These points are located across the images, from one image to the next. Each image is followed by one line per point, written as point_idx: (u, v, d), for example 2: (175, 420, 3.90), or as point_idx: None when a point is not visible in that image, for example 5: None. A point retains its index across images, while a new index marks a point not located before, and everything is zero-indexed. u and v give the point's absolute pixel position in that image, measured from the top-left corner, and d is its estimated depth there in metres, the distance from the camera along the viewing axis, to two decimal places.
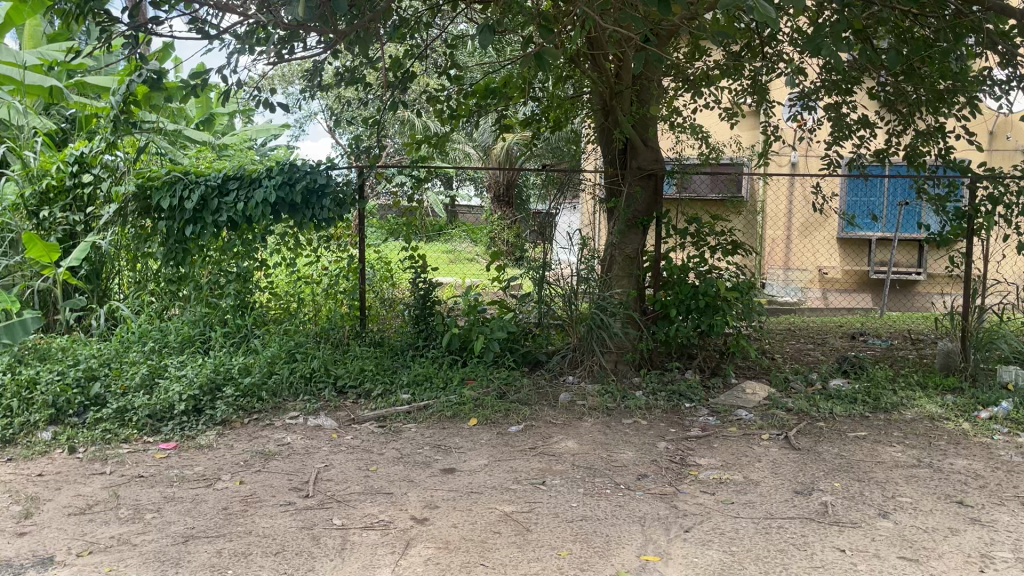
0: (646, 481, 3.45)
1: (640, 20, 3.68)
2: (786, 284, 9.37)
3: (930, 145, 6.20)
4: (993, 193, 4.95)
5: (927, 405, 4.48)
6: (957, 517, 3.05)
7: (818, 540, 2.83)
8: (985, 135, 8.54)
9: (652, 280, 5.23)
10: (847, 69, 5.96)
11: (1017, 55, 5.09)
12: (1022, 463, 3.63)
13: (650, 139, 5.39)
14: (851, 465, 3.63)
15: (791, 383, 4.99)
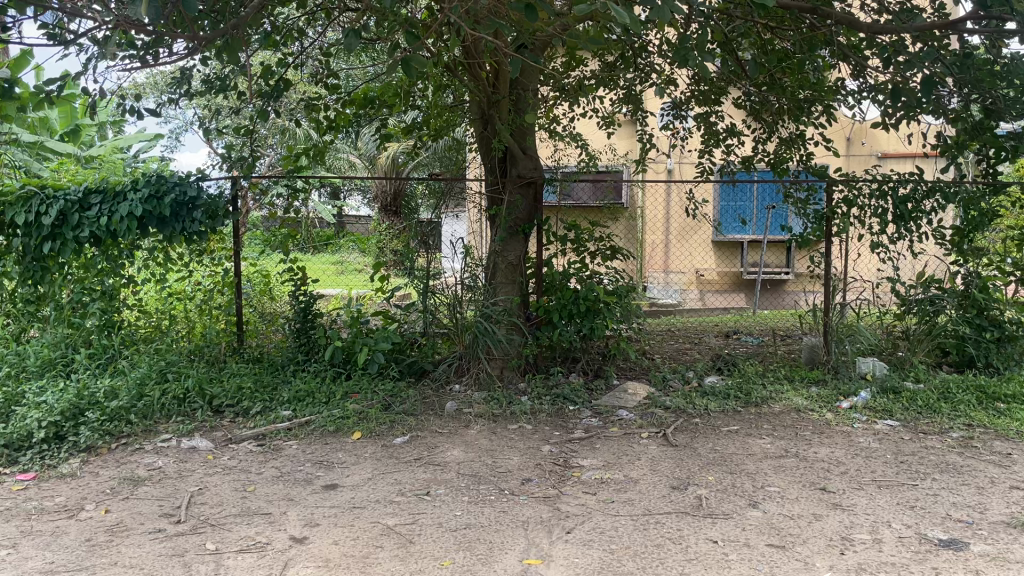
0: (529, 484, 3.49)
1: (509, 28, 3.72)
2: (667, 287, 9.72)
3: (792, 152, 6.55)
4: (848, 196, 5.28)
5: (794, 398, 4.72)
6: (821, 503, 3.23)
7: (692, 533, 2.93)
8: (842, 141, 9.10)
9: (536, 286, 5.31)
10: (714, 80, 6.24)
11: (866, 66, 5.46)
12: (879, 449, 3.88)
13: (528, 147, 5.45)
14: (725, 458, 3.79)
15: (669, 382, 5.16)
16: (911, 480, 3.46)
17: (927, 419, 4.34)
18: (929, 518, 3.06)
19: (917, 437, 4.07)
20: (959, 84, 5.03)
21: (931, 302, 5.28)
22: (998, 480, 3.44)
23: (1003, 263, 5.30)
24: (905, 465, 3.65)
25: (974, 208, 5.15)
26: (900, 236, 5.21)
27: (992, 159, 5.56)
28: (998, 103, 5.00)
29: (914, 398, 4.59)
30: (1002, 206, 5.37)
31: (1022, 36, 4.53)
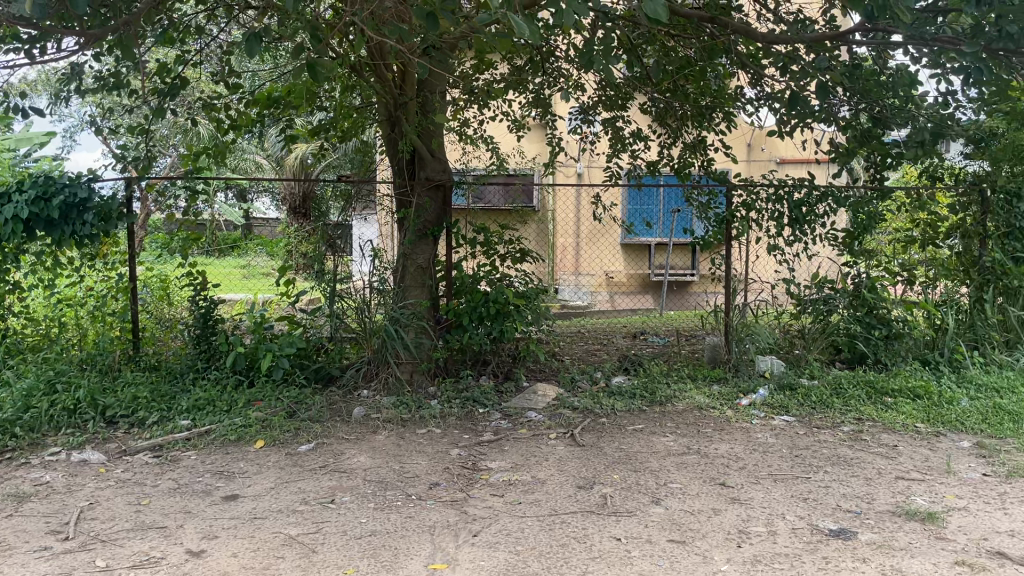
0: (437, 489, 3.48)
1: (410, 32, 3.70)
2: (578, 288, 9.97)
3: (695, 157, 6.75)
4: (747, 201, 5.49)
5: (696, 396, 4.85)
6: (720, 498, 3.33)
7: (596, 532, 2.97)
8: (743, 147, 9.45)
9: (446, 289, 5.30)
10: (619, 86, 6.37)
11: (762, 74, 5.67)
12: (775, 444, 4.03)
13: (436, 149, 5.45)
14: (630, 457, 3.86)
15: (577, 383, 5.23)
16: (805, 473, 3.61)
17: (820, 413, 4.53)
18: (821, 509, 3.19)
19: (811, 431, 4.24)
20: (848, 93, 5.27)
21: (825, 301, 5.53)
22: (884, 471, 3.61)
23: (891, 264, 5.60)
24: (800, 459, 3.80)
25: (863, 210, 5.36)
26: (795, 239, 5.44)
27: (879, 165, 5.84)
28: (884, 111, 5.27)
29: (808, 394, 4.79)
30: (889, 209, 5.65)
31: (904, 48, 4.78)
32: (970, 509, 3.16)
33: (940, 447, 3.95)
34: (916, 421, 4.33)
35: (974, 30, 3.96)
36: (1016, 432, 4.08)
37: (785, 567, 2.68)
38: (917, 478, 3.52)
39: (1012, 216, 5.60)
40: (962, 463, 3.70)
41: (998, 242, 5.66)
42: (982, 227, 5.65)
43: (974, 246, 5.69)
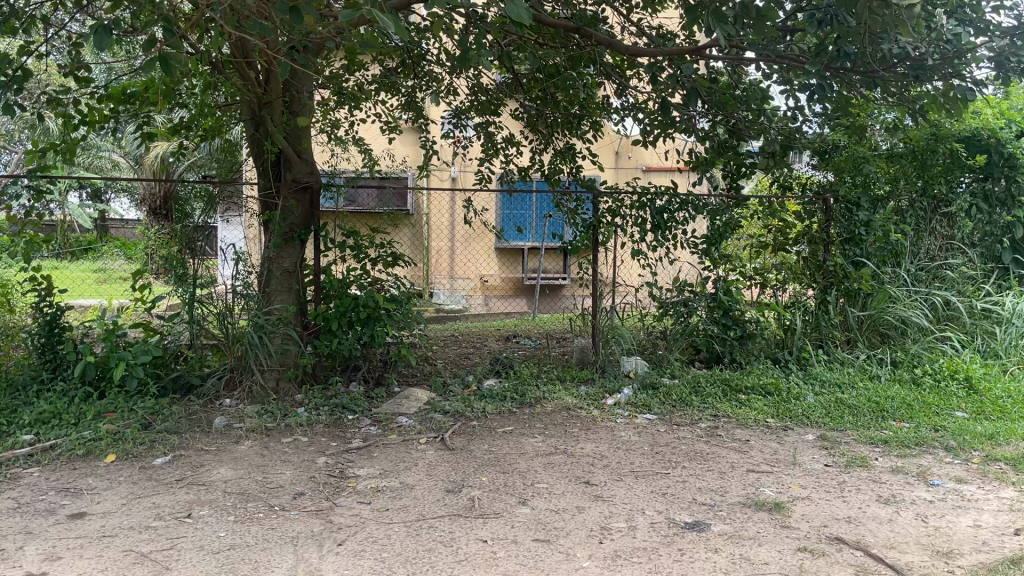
0: (300, 499, 3.40)
1: (271, 30, 3.60)
2: (453, 292, 9.95)
3: (565, 163, 6.91)
4: (613, 207, 5.66)
5: (564, 397, 4.96)
6: (584, 495, 3.42)
7: (462, 535, 2.99)
8: (611, 155, 9.75)
9: (314, 294, 5.18)
10: (490, 91, 6.44)
11: (627, 86, 5.87)
12: (637, 442, 4.18)
13: (304, 151, 5.32)
14: (498, 459, 3.90)
15: (448, 387, 5.24)
16: (665, 469, 3.76)
17: (680, 411, 4.73)
18: (678, 503, 3.33)
19: (671, 428, 4.42)
20: (707, 106, 5.55)
21: (685, 305, 5.81)
22: (737, 464, 3.82)
23: (745, 268, 5.90)
24: (660, 455, 3.95)
25: (719, 218, 5.70)
26: (658, 244, 5.67)
27: (735, 175, 6.15)
28: (738, 124, 5.56)
29: (669, 393, 4.99)
30: (743, 216, 5.88)
31: (757, 64, 5.06)
32: (813, 498, 3.38)
33: (787, 440, 4.20)
34: (766, 417, 4.59)
35: (817, 50, 4.24)
36: (854, 425, 4.40)
37: (643, 560, 2.78)
38: (766, 470, 3.73)
39: (851, 223, 6.02)
40: (807, 455, 3.95)
41: (841, 247, 6.07)
42: (826, 234, 6.02)
43: (819, 252, 6.03)
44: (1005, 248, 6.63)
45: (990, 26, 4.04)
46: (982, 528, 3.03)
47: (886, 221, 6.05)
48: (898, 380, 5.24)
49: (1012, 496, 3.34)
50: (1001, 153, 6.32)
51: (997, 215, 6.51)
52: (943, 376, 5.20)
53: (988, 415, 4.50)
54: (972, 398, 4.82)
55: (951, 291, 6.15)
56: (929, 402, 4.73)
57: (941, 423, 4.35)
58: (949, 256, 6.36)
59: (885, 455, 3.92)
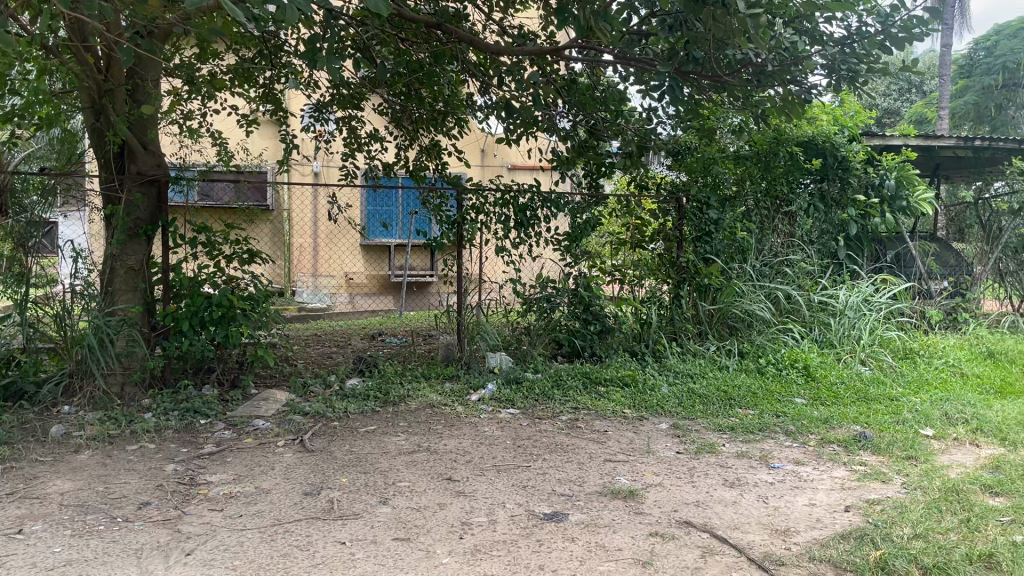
0: (146, 509, 3.22)
1: (112, 12, 3.39)
2: (316, 290, 9.82)
3: (430, 160, 6.89)
4: (477, 204, 5.68)
5: (428, 394, 4.94)
6: (446, 492, 3.42)
7: (320, 538, 2.92)
8: (477, 153, 9.82)
9: (162, 293, 4.92)
10: (353, 85, 6.33)
11: (490, 84, 5.92)
12: (500, 437, 4.21)
13: (150, 142, 5.04)
14: (360, 459, 3.83)
15: (308, 387, 5.10)
16: (526, 462, 3.81)
17: (542, 405, 4.81)
18: (538, 495, 3.38)
19: (533, 422, 4.49)
20: (568, 106, 5.68)
21: (548, 301, 5.90)
22: (595, 455, 3.92)
23: (605, 265, 6.08)
24: (522, 449, 4.00)
25: (580, 216, 5.85)
26: (521, 241, 5.74)
27: (595, 174, 6.33)
28: (598, 124, 5.72)
29: (532, 387, 5.07)
30: (603, 214, 6.06)
31: (614, 67, 5.21)
32: (665, 484, 3.52)
33: (643, 430, 4.36)
34: (624, 407, 4.75)
35: (669, 54, 4.42)
36: (704, 413, 4.62)
37: (502, 553, 2.81)
38: (623, 459, 3.85)
39: (702, 221, 6.32)
40: (661, 443, 4.11)
41: (693, 245, 6.36)
42: (679, 232, 6.27)
43: (673, 249, 6.31)
44: (840, 244, 7.09)
45: (822, 37, 4.32)
46: (816, 505, 3.25)
47: (733, 220, 6.39)
48: (744, 369, 5.54)
49: (843, 475, 3.60)
50: (835, 156, 6.86)
51: (832, 214, 6.99)
52: (784, 365, 5.53)
53: (824, 400, 4.83)
54: (810, 384, 5.16)
55: (793, 286, 6.52)
56: (771, 390, 5.03)
57: (782, 409, 4.63)
58: (790, 252, 6.78)
59: (732, 441, 4.14)
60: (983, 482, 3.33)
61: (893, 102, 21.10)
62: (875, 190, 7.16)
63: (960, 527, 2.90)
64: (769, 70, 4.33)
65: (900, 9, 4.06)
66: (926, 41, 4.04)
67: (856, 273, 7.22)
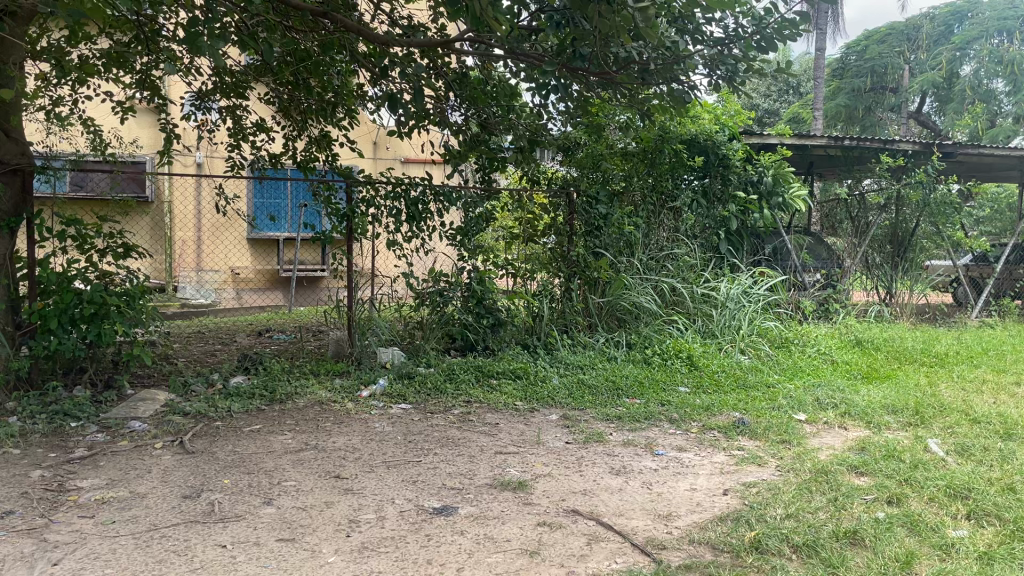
0: (9, 519, 3.03)
1: None
2: (200, 286, 9.45)
3: (320, 152, 6.75)
4: (366, 197, 5.58)
5: (317, 391, 4.84)
6: (333, 490, 3.35)
7: (199, 542, 2.82)
8: (369, 144, 9.70)
9: (28, 289, 4.66)
10: (237, 73, 6.13)
11: (381, 76, 5.84)
12: (390, 432, 4.17)
13: (12, 129, 4.72)
14: (243, 459, 3.72)
15: (190, 386, 4.91)
16: (416, 457, 3.79)
17: (433, 399, 4.79)
18: (428, 490, 3.37)
19: (424, 417, 4.47)
20: (459, 99, 5.67)
21: (440, 295, 5.87)
22: (486, 447, 3.94)
23: (497, 259, 6.10)
24: (413, 444, 3.97)
25: (472, 210, 5.85)
26: (413, 235, 5.69)
27: (487, 168, 6.34)
28: (489, 119, 5.71)
29: (424, 382, 5.04)
30: (495, 207, 6.08)
31: (505, 61, 5.23)
32: (554, 474, 3.57)
33: (533, 421, 4.41)
34: (515, 400, 4.78)
35: (557, 50, 4.47)
36: (593, 403, 4.71)
37: (390, 549, 2.78)
38: (513, 451, 3.89)
39: (591, 216, 6.42)
40: (550, 434, 4.17)
41: (583, 239, 6.46)
42: (570, 226, 6.36)
43: (564, 244, 6.39)
44: (720, 239, 7.38)
45: (706, 37, 4.46)
46: (697, 490, 3.37)
47: (621, 215, 6.54)
48: (632, 360, 5.68)
49: (722, 460, 3.74)
50: (716, 153, 7.14)
51: (714, 209, 7.26)
52: (669, 355, 5.70)
53: (706, 388, 5.01)
54: (693, 373, 5.35)
55: (677, 278, 6.72)
56: (657, 379, 5.19)
57: (667, 398, 4.78)
58: (675, 246, 6.99)
59: (619, 430, 4.24)
60: (850, 462, 3.53)
61: (773, 103, 22.10)
62: (753, 186, 7.41)
63: (829, 506, 3.06)
64: (651, 68, 4.43)
65: (771, 11, 4.27)
66: (797, 41, 4.27)
67: (736, 266, 7.52)
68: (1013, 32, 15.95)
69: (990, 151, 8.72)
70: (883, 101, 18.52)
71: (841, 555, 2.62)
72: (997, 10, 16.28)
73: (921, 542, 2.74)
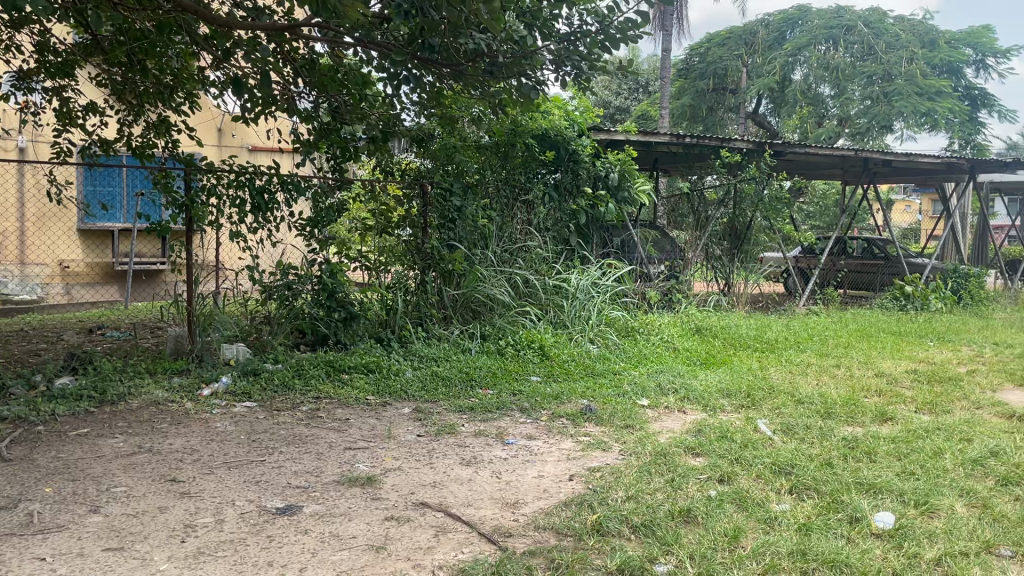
0: None
1: None
2: (23, 281, 8.61)
3: (158, 138, 6.39)
4: (208, 184, 5.33)
5: (153, 391, 4.58)
6: (168, 494, 3.19)
7: (14, 556, 2.61)
8: (214, 132, 9.32)
9: None
10: (64, 52, 5.69)
11: (224, 60, 5.58)
12: (233, 432, 4.01)
13: None
14: (68, 466, 3.46)
15: (9, 389, 4.52)
16: (260, 456, 3.66)
17: (280, 396, 4.64)
18: (271, 490, 3.26)
19: (270, 414, 4.32)
20: (308, 86, 5.50)
21: (288, 288, 5.69)
22: (335, 444, 3.85)
23: (349, 251, 5.98)
24: (257, 443, 3.83)
25: (322, 201, 5.71)
26: (259, 226, 5.49)
27: (338, 158, 6.20)
28: (339, 107, 5.58)
29: (270, 379, 4.88)
30: (346, 199, 5.96)
31: (355, 49, 5.12)
32: (403, 468, 3.54)
33: (385, 415, 4.36)
34: (366, 394, 4.71)
35: (406, 39, 4.41)
36: (446, 396, 4.70)
37: (228, 553, 2.67)
38: (362, 446, 3.83)
39: (445, 208, 6.41)
40: (402, 428, 4.14)
41: (437, 231, 6.44)
42: (424, 218, 6.33)
43: (418, 236, 6.35)
44: (571, 232, 7.56)
45: (554, 33, 4.53)
46: (544, 476, 3.44)
47: (475, 208, 6.57)
48: (486, 351, 5.72)
49: (570, 446, 3.84)
50: (566, 148, 7.33)
51: (565, 203, 7.44)
52: (521, 345, 5.78)
53: (557, 377, 5.14)
54: (544, 363, 5.45)
55: (530, 271, 6.81)
56: (509, 369, 5.25)
57: (519, 388, 4.84)
58: (528, 238, 7.09)
59: (470, 421, 4.25)
60: (687, 444, 3.70)
61: (625, 100, 22.87)
62: (602, 182, 7.67)
63: (666, 486, 3.20)
64: (501, 60, 4.46)
65: (615, 10, 4.40)
66: (639, 42, 4.42)
67: (586, 258, 7.73)
68: (838, 40, 17.04)
69: (815, 151, 9.38)
70: (724, 102, 19.70)
71: (676, 533, 2.74)
72: (824, 19, 17.46)
73: (748, 516, 2.91)
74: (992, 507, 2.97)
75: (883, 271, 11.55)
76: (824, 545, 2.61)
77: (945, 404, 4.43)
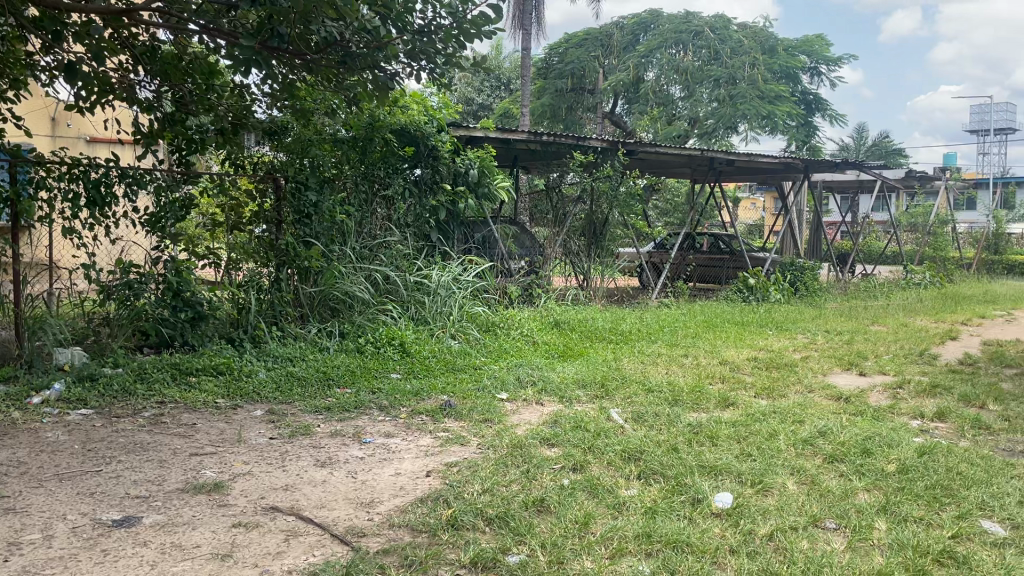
0: None
1: None
2: None
3: None
4: (38, 176, 4.95)
5: None
6: None
7: None
8: (47, 121, 8.69)
9: None
10: None
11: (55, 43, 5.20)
12: (67, 442, 3.75)
13: None
14: None
15: None
16: (95, 467, 3.44)
17: (120, 402, 4.38)
18: (107, 501, 3.07)
19: (108, 422, 4.07)
20: (150, 74, 5.21)
21: (130, 288, 5.37)
22: (179, 450, 3.68)
23: (197, 248, 5.72)
24: (92, 453, 3.60)
25: (166, 195, 5.43)
26: (96, 221, 5.15)
27: (184, 150, 5.91)
28: (185, 97, 5.33)
29: (109, 384, 4.59)
30: (194, 193, 5.69)
31: (201, 36, 4.89)
32: (253, 472, 3.42)
33: (235, 419, 4.20)
34: (216, 397, 4.53)
35: (254, 26, 4.25)
36: (301, 396, 4.58)
37: (57, 570, 2.49)
38: (209, 452, 3.67)
39: (301, 204, 6.24)
40: (252, 431, 4.00)
41: (292, 228, 6.26)
42: (277, 214, 6.14)
43: (272, 232, 6.15)
44: (431, 228, 7.54)
45: (408, 26, 4.49)
46: (401, 474, 3.41)
47: (332, 203, 6.43)
48: (344, 350, 5.61)
49: (427, 443, 3.83)
50: (425, 144, 7.30)
51: (425, 199, 7.40)
52: (381, 343, 5.71)
53: (417, 373, 5.11)
54: (405, 360, 5.42)
55: (391, 267, 6.74)
56: (369, 368, 5.17)
57: (377, 386, 4.78)
58: (387, 234, 7.02)
59: (326, 421, 4.16)
60: (542, 436, 3.77)
61: (488, 97, 23.06)
62: (461, 178, 7.69)
63: (521, 477, 3.25)
64: (355, 50, 4.38)
65: (468, 5, 4.41)
66: (492, 38, 4.46)
67: (446, 254, 7.74)
68: (687, 45, 17.82)
69: (666, 151, 9.80)
70: (582, 101, 20.21)
71: (528, 523, 2.78)
72: (674, 23, 18.18)
73: (597, 503, 2.99)
74: (819, 483, 3.20)
75: (728, 264, 12.19)
76: (667, 527, 2.73)
77: (781, 389, 4.73)
